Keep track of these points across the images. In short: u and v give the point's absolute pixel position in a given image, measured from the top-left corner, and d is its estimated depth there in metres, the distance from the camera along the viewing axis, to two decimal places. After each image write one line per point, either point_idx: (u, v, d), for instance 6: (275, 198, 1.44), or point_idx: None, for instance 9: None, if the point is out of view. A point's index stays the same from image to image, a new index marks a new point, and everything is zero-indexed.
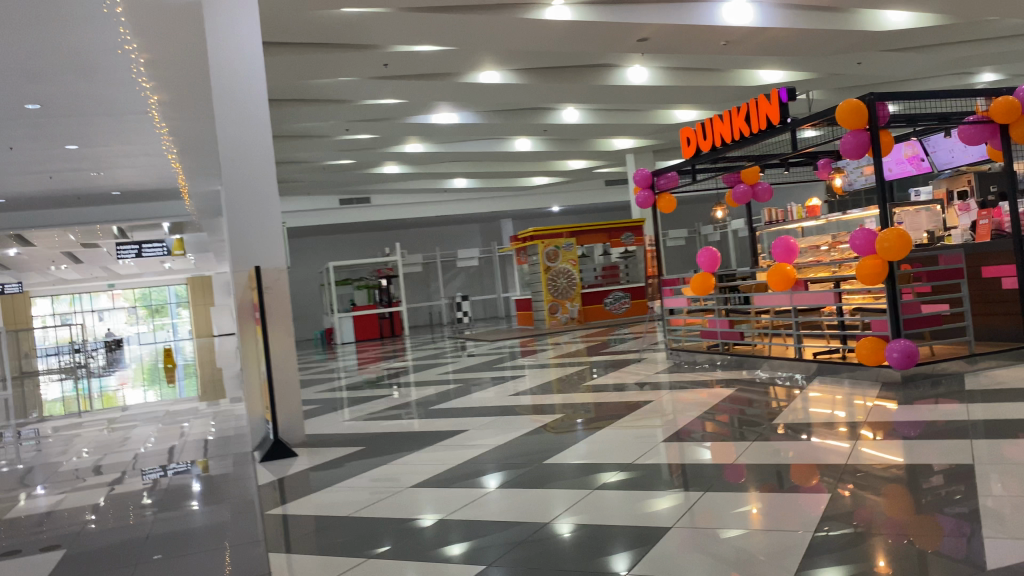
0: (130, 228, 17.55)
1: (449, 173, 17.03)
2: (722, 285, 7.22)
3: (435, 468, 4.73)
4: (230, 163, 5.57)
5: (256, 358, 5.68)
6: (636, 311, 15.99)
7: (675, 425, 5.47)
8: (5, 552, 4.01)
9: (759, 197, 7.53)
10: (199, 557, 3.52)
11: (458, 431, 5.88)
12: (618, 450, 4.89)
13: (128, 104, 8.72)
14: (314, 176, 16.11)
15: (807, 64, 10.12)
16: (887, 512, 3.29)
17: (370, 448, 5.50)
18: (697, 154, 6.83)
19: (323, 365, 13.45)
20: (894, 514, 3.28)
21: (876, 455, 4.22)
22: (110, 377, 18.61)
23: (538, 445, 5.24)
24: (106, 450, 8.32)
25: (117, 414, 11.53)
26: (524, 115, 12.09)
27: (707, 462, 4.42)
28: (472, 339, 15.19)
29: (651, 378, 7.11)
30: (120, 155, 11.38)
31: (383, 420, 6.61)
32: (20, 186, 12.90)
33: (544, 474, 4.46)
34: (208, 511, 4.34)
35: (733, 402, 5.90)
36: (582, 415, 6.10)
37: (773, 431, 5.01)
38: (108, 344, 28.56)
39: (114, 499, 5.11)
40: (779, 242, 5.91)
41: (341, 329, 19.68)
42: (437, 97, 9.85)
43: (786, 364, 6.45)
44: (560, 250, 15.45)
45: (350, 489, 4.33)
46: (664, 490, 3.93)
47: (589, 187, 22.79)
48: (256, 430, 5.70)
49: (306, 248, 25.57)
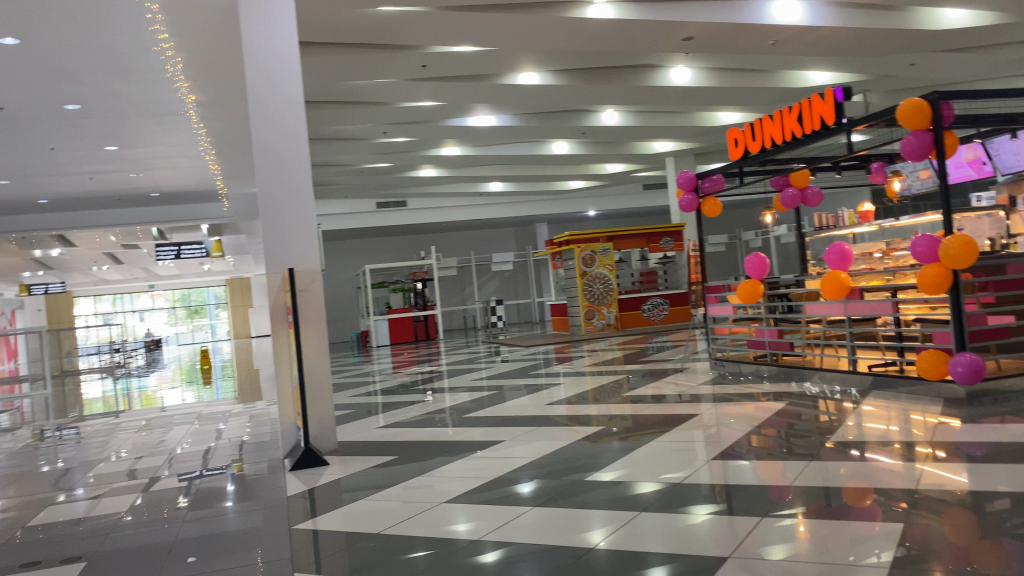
0: (168, 229, 17.70)
1: (486, 176, 16.91)
2: (770, 293, 6.95)
3: (470, 480, 4.56)
4: (264, 162, 5.46)
5: (288, 364, 5.56)
6: (675, 318, 15.75)
7: (720, 439, 5.23)
8: (23, 564, 3.86)
9: (810, 202, 7.32)
10: (235, 555, 3.57)
11: (494, 441, 5.70)
12: (660, 465, 4.69)
13: (167, 106, 8.72)
14: (351, 179, 16.08)
15: (856, 65, 9.79)
16: (947, 536, 3.06)
17: (403, 457, 5.33)
18: (745, 156, 6.59)
19: (357, 368, 13.38)
20: (956, 539, 3.04)
21: (936, 476, 3.96)
22: (148, 377, 18.78)
23: (577, 458, 5.02)
24: (142, 450, 8.30)
25: (153, 414, 11.56)
26: (562, 117, 11.90)
27: (753, 480, 4.20)
28: (507, 345, 15.02)
29: (693, 389, 6.86)
30: (158, 156, 11.42)
31: (417, 427, 6.45)
32: (63, 187, 13.03)
33: (583, 488, 4.27)
34: (237, 519, 4.24)
35: (782, 416, 5.64)
36: (621, 427, 5.88)
37: (825, 448, 4.77)
38: (147, 344, 28.93)
39: (148, 501, 5.06)
40: (833, 248, 5.63)
41: (376, 332, 19.61)
42: (475, 99, 9.70)
43: (837, 377, 6.17)
44: (596, 254, 15.14)
45: (382, 502, 4.15)
46: (706, 507, 3.74)
47: (627, 191, 22.52)
48: (287, 437, 5.56)
49: (342, 251, 25.64)
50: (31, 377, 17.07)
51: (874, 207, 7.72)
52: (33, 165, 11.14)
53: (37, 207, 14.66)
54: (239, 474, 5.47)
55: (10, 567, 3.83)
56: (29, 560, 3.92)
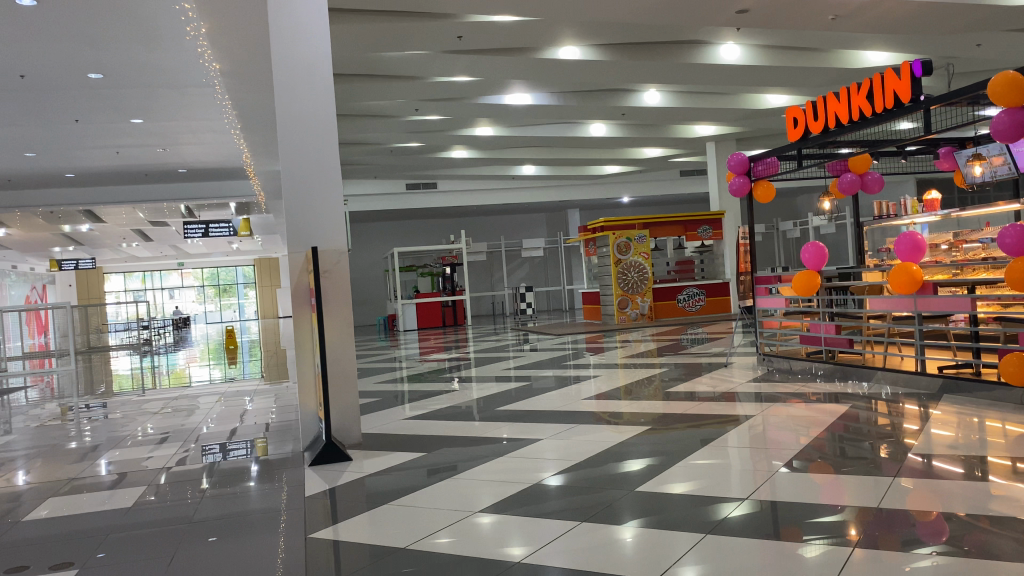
0: (196, 206, 17.50)
1: (519, 159, 16.49)
2: (826, 286, 6.47)
3: (504, 483, 4.19)
4: (290, 133, 5.09)
5: (309, 350, 5.19)
6: (712, 309, 15.28)
7: (772, 443, 4.80)
8: (9, 568, 3.40)
9: (869, 187, 6.88)
10: (257, 539, 3.52)
11: (529, 438, 5.31)
12: (704, 470, 4.29)
13: (194, 77, 8.44)
14: (381, 159, 15.74)
15: (917, 45, 9.22)
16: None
17: (432, 453, 4.95)
18: (805, 136, 6.11)
19: (384, 353, 13.10)
20: None
21: (1010, 488, 3.62)
22: (175, 354, 18.71)
23: (619, 458, 4.62)
24: (164, 429, 8.07)
25: (178, 393, 11.34)
26: (602, 96, 11.43)
27: (802, 482, 3.93)
28: (535, 333, 14.65)
29: (741, 387, 6.41)
30: (187, 131, 11.15)
31: (446, 420, 6.08)
32: (91, 161, 12.82)
33: (623, 492, 3.92)
34: (258, 509, 4.04)
35: (841, 418, 5.20)
36: (664, 425, 5.47)
37: (887, 453, 4.40)
38: (175, 322, 28.96)
39: (174, 480, 4.99)
40: (905, 238, 5.10)
41: (403, 316, 19.29)
42: (513, 74, 9.29)
43: (901, 378, 5.69)
44: (631, 242, 14.63)
45: (409, 506, 3.81)
46: (758, 519, 3.38)
47: (662, 178, 21.96)
48: (307, 428, 5.18)
49: (370, 233, 25.39)
50: (60, 353, 17.05)
51: (939, 195, 7.18)
52: (60, 137, 10.92)
53: (65, 180, 14.48)
54: (259, 463, 5.18)
55: (16, 554, 3.62)
56: (42, 540, 3.80)
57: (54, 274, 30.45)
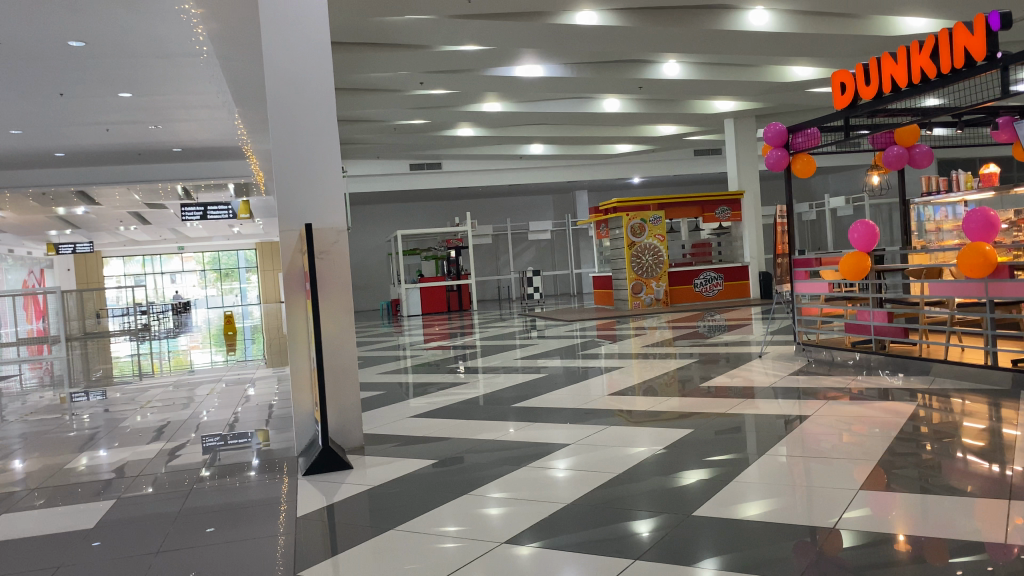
0: (193, 187, 16.91)
1: (527, 136, 15.90)
2: (874, 270, 5.90)
3: (521, 493, 3.69)
4: (278, 92, 4.49)
5: (303, 341, 4.58)
6: (729, 294, 14.76)
7: (812, 441, 4.31)
8: None
9: (916, 162, 6.35)
10: (256, 530, 3.41)
11: (551, 440, 4.74)
12: (744, 474, 3.84)
13: (182, 45, 7.88)
14: (383, 137, 15.14)
15: (960, 11, 8.60)
16: None
17: (442, 457, 4.42)
18: (854, 103, 5.54)
19: (387, 340, 12.58)
20: None
21: None
22: (174, 340, 18.19)
23: (650, 462, 4.12)
24: (159, 418, 7.62)
25: (175, 379, 10.85)
26: (616, 68, 10.83)
27: (853, 487, 3.54)
28: (544, 318, 14.14)
29: (781, 381, 5.82)
30: (180, 106, 10.62)
31: (458, 416, 5.56)
32: (81, 138, 12.27)
33: (644, 493, 3.60)
34: (261, 501, 3.84)
35: (893, 414, 4.69)
36: (702, 424, 4.89)
37: (954, 455, 3.91)
38: (175, 307, 28.48)
39: (175, 471, 4.79)
40: (977, 216, 4.55)
41: (408, 300, 18.78)
42: (524, 42, 8.71)
43: (965, 373, 5.11)
44: (646, 224, 14.06)
45: (418, 521, 3.36)
46: (790, 524, 3.09)
47: (673, 157, 21.32)
48: (303, 431, 4.59)
49: (373, 216, 24.82)
50: (55, 339, 16.57)
51: (998, 169, 6.72)
52: (47, 113, 10.38)
53: (55, 160, 13.92)
54: (261, 458, 4.92)
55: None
56: (29, 537, 3.59)
57: (52, 259, 29.99)
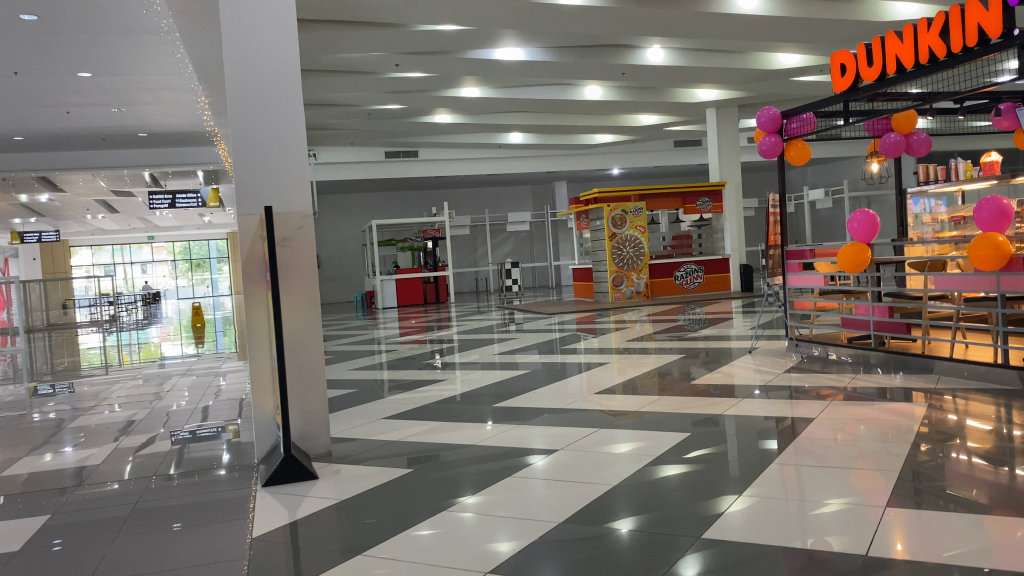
0: (161, 174, 16.33)
1: (506, 124, 15.55)
2: (873, 263, 5.65)
3: (501, 494, 3.46)
4: (235, 64, 4.09)
5: (265, 340, 4.21)
6: (710, 287, 14.57)
7: (805, 442, 4.06)
8: None
9: (914, 149, 6.07)
10: (223, 530, 3.26)
11: (532, 441, 4.42)
12: (734, 477, 3.58)
13: (142, 21, 7.44)
14: (358, 123, 14.70)
15: None
16: None
17: (416, 462, 4.10)
18: (855, 86, 5.26)
19: (362, 333, 12.19)
20: None
21: None
22: (143, 331, 17.62)
23: (640, 465, 3.83)
24: (119, 412, 7.23)
25: (141, 372, 10.42)
26: (600, 53, 10.51)
27: (852, 491, 3.28)
28: (522, 311, 13.85)
29: (774, 379, 5.54)
30: (144, 88, 10.15)
31: (435, 416, 5.24)
32: (39, 121, 11.71)
33: (628, 494, 3.37)
34: (224, 506, 3.58)
35: (894, 414, 4.44)
36: (693, 423, 4.60)
37: (964, 458, 3.64)
38: (143, 298, 27.75)
39: (141, 468, 4.54)
40: (992, 205, 4.26)
41: (383, 292, 18.37)
42: (505, 22, 8.34)
43: (970, 371, 4.86)
44: (627, 215, 13.80)
45: (389, 528, 3.12)
46: (780, 529, 2.87)
47: (653, 148, 21.06)
48: (265, 436, 4.23)
49: (348, 205, 24.34)
50: (16, 331, 15.96)
51: (1000, 157, 6.67)
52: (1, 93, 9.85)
53: (14, 144, 13.33)
54: (230, 455, 4.67)
55: None
56: None
57: (16, 248, 29.11)
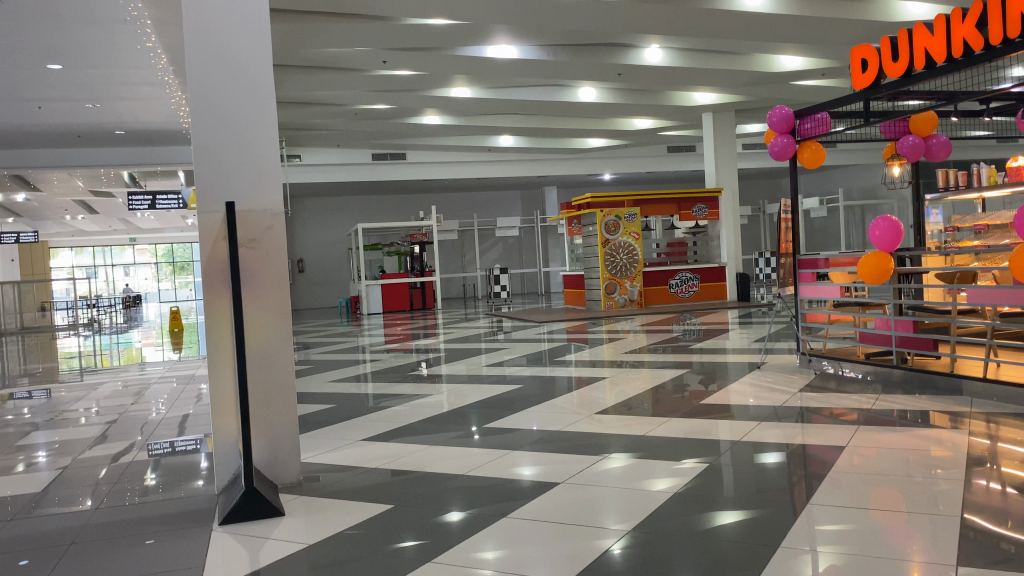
0: (140, 174, 15.81)
1: (497, 126, 15.14)
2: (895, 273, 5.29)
3: (490, 520, 3.15)
4: (195, 39, 3.66)
5: (229, 352, 3.73)
6: (706, 296, 14.21)
7: (818, 462, 3.72)
8: None
9: (934, 153, 5.72)
10: (197, 551, 3.01)
11: (525, 466, 3.98)
12: (734, 497, 3.25)
13: (112, 9, 7.00)
14: (344, 123, 14.26)
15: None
16: None
17: (398, 488, 3.67)
18: (876, 83, 4.93)
19: (346, 340, 11.77)
20: None
21: None
22: (124, 335, 17.12)
23: (645, 490, 3.45)
24: (86, 421, 6.77)
25: (113, 378, 9.93)
26: (596, 52, 10.15)
27: (863, 515, 2.96)
28: (511, 319, 13.43)
29: (786, 398, 5.14)
30: (120, 82, 9.72)
31: (423, 436, 4.81)
32: (11, 117, 11.23)
33: (627, 518, 3.06)
34: (194, 527, 3.30)
35: (918, 437, 4.08)
36: (703, 446, 4.18)
37: (999, 485, 3.27)
38: (124, 301, 27.19)
39: (114, 480, 4.15)
40: None
41: (368, 298, 17.91)
42: (499, 16, 7.96)
43: (1002, 392, 4.49)
44: (621, 221, 13.42)
45: (363, 558, 2.79)
46: (784, 559, 2.55)
47: (646, 154, 20.72)
48: (228, 462, 3.78)
49: (334, 208, 23.86)
50: None
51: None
52: None
53: None
54: (208, 469, 4.29)
55: None
56: None
57: None
